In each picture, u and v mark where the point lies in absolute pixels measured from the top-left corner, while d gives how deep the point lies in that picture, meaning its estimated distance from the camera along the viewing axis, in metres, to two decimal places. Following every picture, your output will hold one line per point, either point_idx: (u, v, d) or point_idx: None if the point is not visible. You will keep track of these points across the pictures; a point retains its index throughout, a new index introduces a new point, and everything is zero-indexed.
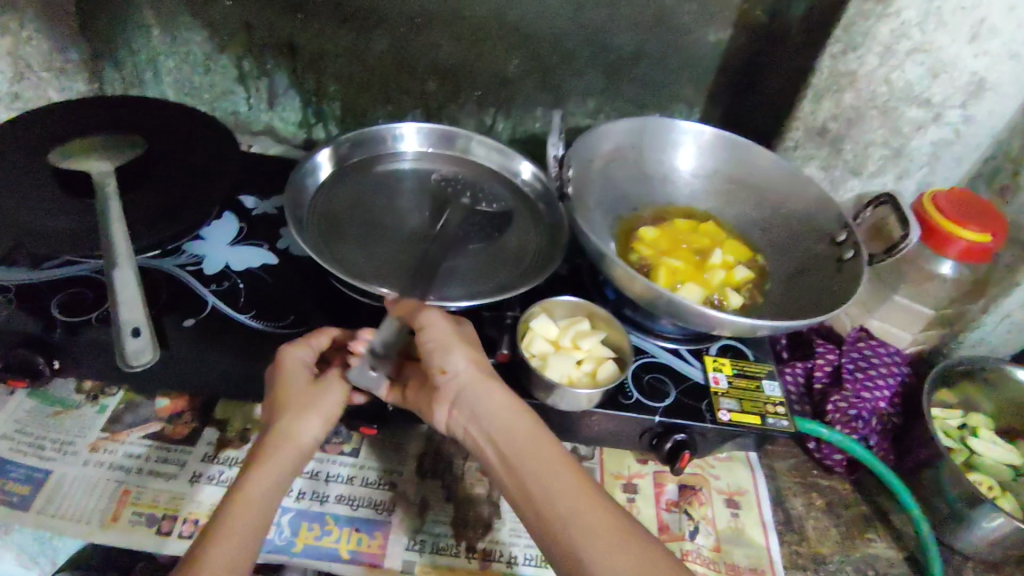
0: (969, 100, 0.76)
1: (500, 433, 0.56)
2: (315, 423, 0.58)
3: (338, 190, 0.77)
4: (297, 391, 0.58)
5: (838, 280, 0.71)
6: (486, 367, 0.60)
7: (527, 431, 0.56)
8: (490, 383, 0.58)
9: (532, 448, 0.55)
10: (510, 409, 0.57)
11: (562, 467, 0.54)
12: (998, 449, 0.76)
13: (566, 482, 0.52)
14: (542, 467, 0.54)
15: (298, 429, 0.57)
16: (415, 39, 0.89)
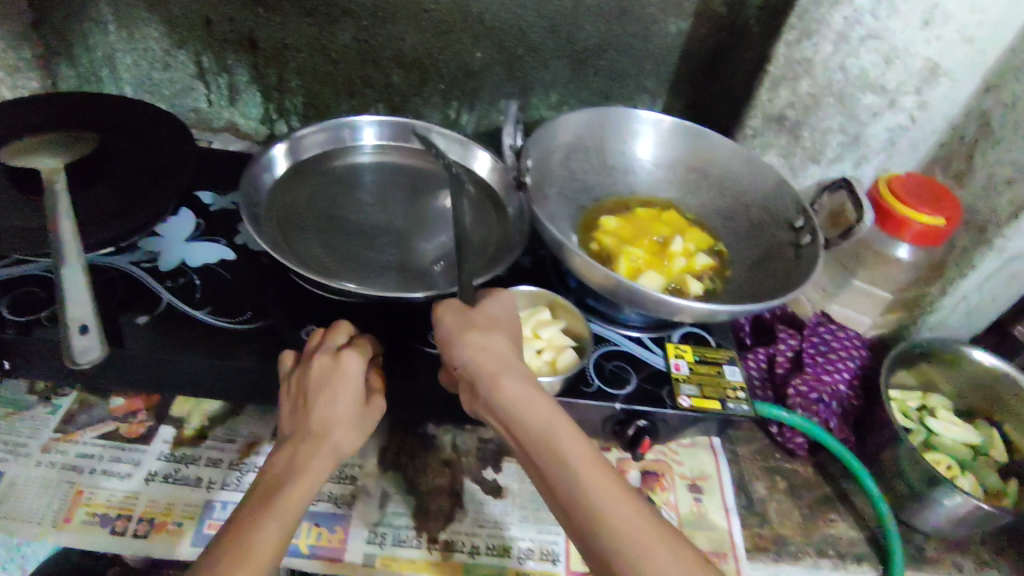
0: (923, 85, 0.77)
1: (518, 427, 0.53)
2: (355, 438, 0.57)
3: (296, 185, 0.76)
4: (346, 401, 0.57)
5: (796, 265, 0.71)
6: (505, 355, 0.55)
7: (547, 423, 0.52)
8: (506, 372, 0.54)
9: (552, 441, 0.51)
10: (532, 399, 0.53)
11: (584, 460, 0.50)
12: (956, 429, 0.78)
13: (589, 477, 0.50)
14: (565, 462, 0.50)
15: (344, 444, 0.56)
16: (376, 32, 0.87)
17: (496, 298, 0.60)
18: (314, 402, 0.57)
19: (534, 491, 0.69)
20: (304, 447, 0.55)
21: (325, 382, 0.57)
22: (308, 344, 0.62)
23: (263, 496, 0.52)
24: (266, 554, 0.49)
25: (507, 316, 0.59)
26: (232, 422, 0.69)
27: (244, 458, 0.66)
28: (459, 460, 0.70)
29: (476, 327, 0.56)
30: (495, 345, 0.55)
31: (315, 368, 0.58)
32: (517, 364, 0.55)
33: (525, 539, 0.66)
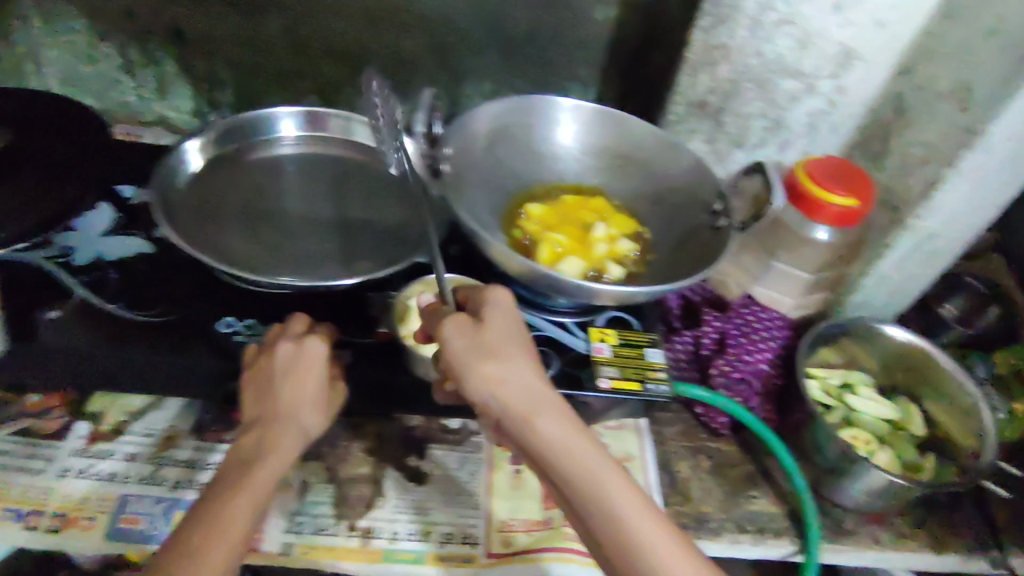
0: (839, 69, 0.78)
1: (561, 472, 0.51)
2: (320, 419, 0.59)
3: (216, 178, 0.75)
4: (309, 385, 0.59)
5: (713, 247, 0.72)
6: (533, 385, 0.53)
7: (585, 466, 0.51)
8: (536, 408, 0.52)
9: (595, 486, 0.50)
10: (570, 438, 0.52)
11: (627, 504, 0.50)
12: (874, 406, 0.79)
13: (633, 525, 0.49)
14: (609, 509, 0.50)
15: (309, 425, 0.58)
16: (304, 23, 0.87)
17: (496, 305, 0.56)
18: (281, 385, 0.58)
19: (456, 477, 0.70)
20: (270, 431, 0.56)
21: (291, 367, 0.59)
22: (269, 335, 0.63)
23: (234, 481, 0.54)
24: (236, 541, 0.51)
25: (512, 325, 0.55)
26: (151, 416, 0.69)
27: (162, 451, 0.66)
28: (383, 448, 0.70)
29: (491, 355, 0.52)
30: (517, 375, 0.52)
31: (280, 354, 0.59)
32: (544, 393, 0.53)
33: (446, 524, 0.66)
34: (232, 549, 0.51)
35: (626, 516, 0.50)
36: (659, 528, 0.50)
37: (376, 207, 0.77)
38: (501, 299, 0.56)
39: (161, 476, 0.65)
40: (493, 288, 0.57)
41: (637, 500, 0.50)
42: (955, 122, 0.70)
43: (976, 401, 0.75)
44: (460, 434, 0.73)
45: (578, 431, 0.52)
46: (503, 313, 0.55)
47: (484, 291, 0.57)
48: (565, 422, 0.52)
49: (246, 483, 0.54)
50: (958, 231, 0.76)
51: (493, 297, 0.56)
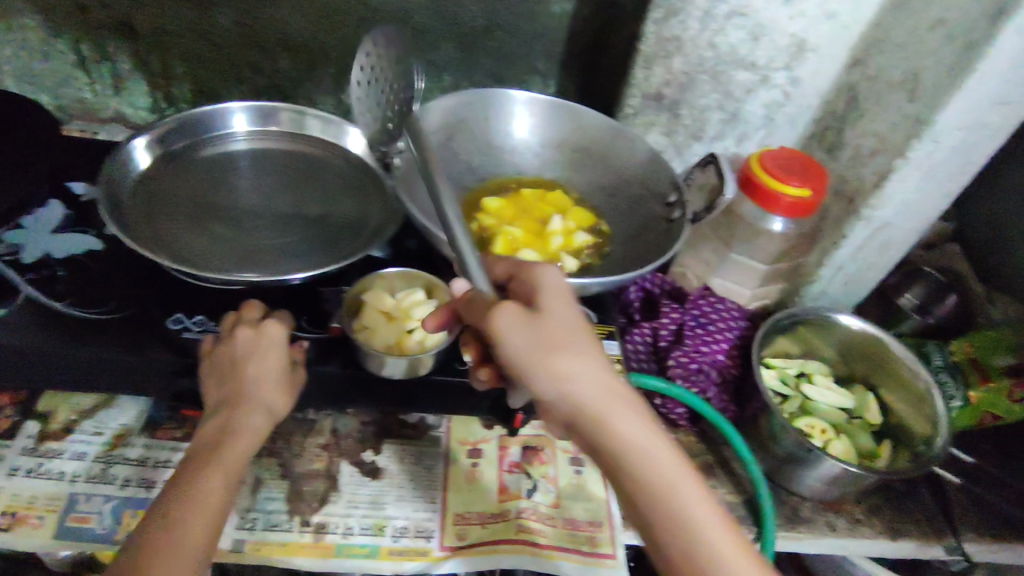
0: (792, 61, 0.79)
1: (630, 469, 0.49)
2: (286, 397, 0.62)
3: (168, 174, 0.75)
4: (273, 366, 0.62)
5: (666, 239, 0.73)
6: (602, 378, 0.50)
7: (654, 461, 0.49)
8: (604, 400, 0.50)
9: (663, 482, 0.49)
10: (639, 433, 0.50)
11: (696, 501, 0.49)
12: (830, 395, 0.80)
13: (702, 523, 0.48)
14: (678, 508, 0.48)
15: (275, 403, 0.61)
16: (258, 16, 0.86)
17: (551, 290, 0.52)
18: (246, 367, 0.61)
19: (413, 471, 0.70)
20: (238, 411, 0.60)
21: (254, 350, 0.62)
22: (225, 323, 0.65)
23: (206, 458, 0.58)
24: (216, 507, 0.55)
25: (569, 310, 0.52)
26: (102, 414, 0.69)
27: (112, 450, 0.66)
28: (338, 443, 0.70)
29: (559, 348, 0.49)
30: (584, 366, 0.50)
31: (241, 340, 0.62)
32: (611, 385, 0.50)
33: (400, 518, 0.66)
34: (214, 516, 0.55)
35: (696, 514, 0.48)
36: (724, 526, 0.48)
37: (331, 200, 0.77)
38: (555, 282, 0.53)
39: (111, 474, 0.65)
40: (544, 269, 0.53)
41: (704, 497, 0.49)
42: (904, 112, 0.71)
43: (929, 387, 0.76)
44: (418, 429, 0.73)
45: (644, 424, 0.51)
46: (558, 297, 0.52)
47: (536, 273, 0.53)
48: (631, 415, 0.50)
49: (218, 459, 0.58)
50: (909, 220, 0.77)
51: (547, 279, 0.53)
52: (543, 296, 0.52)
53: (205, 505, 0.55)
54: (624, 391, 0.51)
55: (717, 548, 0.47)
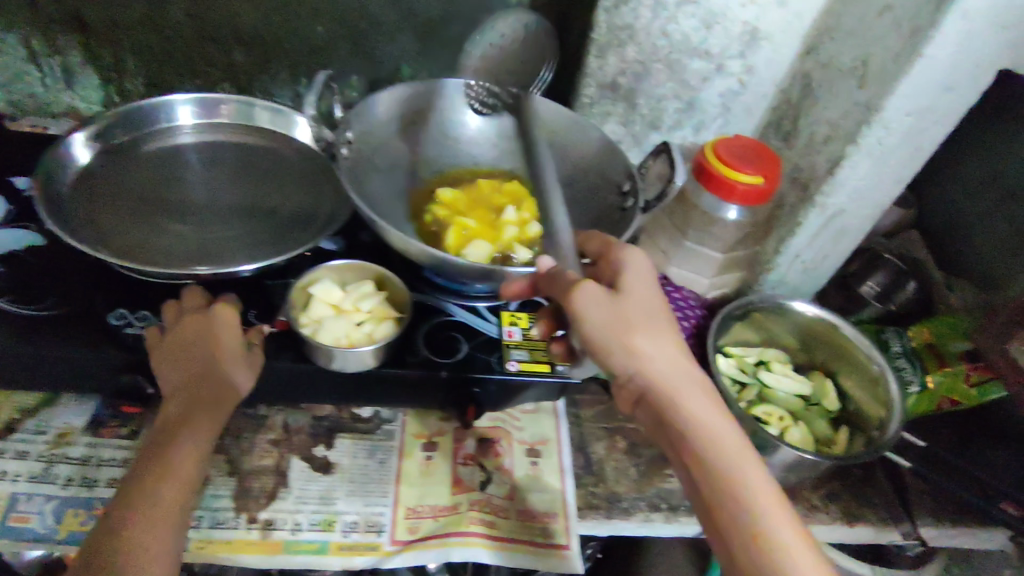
0: (745, 49, 0.79)
1: (691, 441, 0.53)
2: (242, 375, 0.61)
3: (112, 169, 0.74)
4: (224, 347, 0.61)
5: (620, 227, 0.72)
6: (675, 358, 0.55)
7: (718, 436, 0.53)
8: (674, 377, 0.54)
9: (726, 458, 0.52)
10: (704, 410, 0.54)
11: (756, 478, 0.51)
12: (788, 381, 0.80)
13: (760, 497, 0.50)
14: (735, 481, 0.51)
15: (233, 381, 0.61)
16: (209, 8, 0.84)
17: (637, 274, 0.58)
18: (197, 351, 0.61)
19: (365, 465, 0.69)
20: (199, 388, 0.60)
21: (204, 334, 0.61)
22: (173, 311, 0.64)
23: (171, 437, 0.58)
24: (184, 483, 0.57)
25: (649, 294, 0.57)
26: (44, 413, 0.68)
27: (55, 449, 0.65)
28: (289, 439, 0.70)
29: (635, 326, 0.54)
30: (657, 343, 0.54)
31: (189, 325, 0.62)
32: (683, 365, 0.55)
33: (351, 513, 0.66)
34: (185, 491, 0.57)
35: (755, 489, 0.50)
36: (785, 506, 0.50)
37: (280, 192, 0.76)
38: (642, 268, 0.59)
39: (53, 474, 0.63)
40: (634, 256, 0.59)
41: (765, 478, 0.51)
42: (855, 99, 0.71)
43: (882, 370, 0.76)
44: (370, 423, 0.73)
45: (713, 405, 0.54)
46: (643, 282, 0.58)
47: (623, 257, 0.59)
48: (700, 393, 0.54)
49: (183, 434, 0.58)
50: (863, 206, 0.77)
51: (634, 264, 0.59)
52: (628, 277, 0.57)
53: (175, 480, 0.57)
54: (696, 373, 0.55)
55: (770, 522, 0.49)
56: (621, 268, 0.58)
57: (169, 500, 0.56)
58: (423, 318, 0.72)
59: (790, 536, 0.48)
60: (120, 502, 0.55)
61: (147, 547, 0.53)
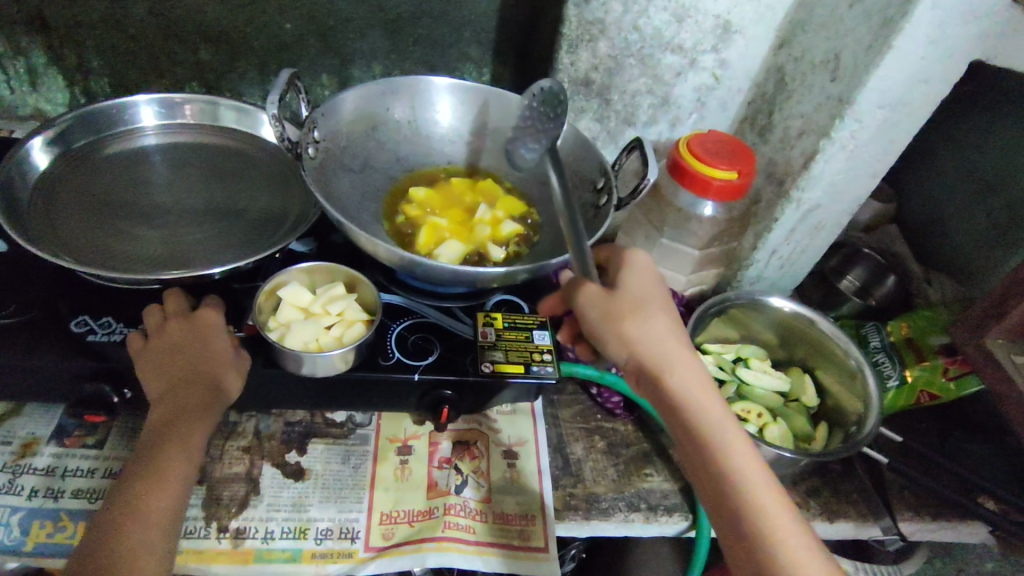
0: (719, 43, 0.78)
1: (684, 420, 0.56)
2: (231, 377, 0.61)
3: (75, 173, 0.73)
4: (213, 351, 0.61)
5: (594, 225, 0.71)
6: (671, 343, 0.58)
7: (713, 420, 0.56)
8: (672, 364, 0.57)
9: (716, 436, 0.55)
10: (697, 390, 0.57)
11: (748, 461, 0.54)
12: (766, 378, 0.80)
13: (751, 478, 0.53)
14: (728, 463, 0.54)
15: (223, 383, 0.60)
16: (174, 6, 0.83)
17: (635, 270, 0.61)
18: (184, 354, 0.60)
19: (339, 470, 0.68)
20: (185, 389, 0.59)
21: (191, 338, 0.61)
22: (155, 313, 0.63)
23: (161, 438, 0.57)
24: (177, 485, 0.56)
25: (648, 289, 0.60)
26: (9, 423, 0.66)
27: (19, 459, 0.64)
28: (261, 445, 0.68)
29: (631, 316, 0.57)
30: (655, 334, 0.57)
31: (174, 329, 0.61)
32: (679, 352, 0.58)
33: (325, 520, 0.64)
34: (177, 494, 0.56)
35: (746, 471, 0.54)
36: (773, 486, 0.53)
37: (248, 192, 0.75)
38: (640, 263, 0.61)
39: (18, 485, 0.62)
40: (632, 252, 0.62)
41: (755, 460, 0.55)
42: (828, 92, 0.71)
43: (860, 365, 0.76)
44: (344, 428, 0.71)
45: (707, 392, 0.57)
46: (642, 277, 0.61)
47: (623, 254, 0.62)
48: (697, 381, 0.57)
49: (175, 433, 0.57)
50: (839, 200, 0.77)
51: (633, 261, 0.61)
52: (627, 273, 0.60)
53: (164, 483, 0.55)
54: (694, 361, 0.58)
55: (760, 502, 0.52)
56: (621, 264, 0.61)
57: (161, 505, 0.55)
58: (396, 320, 0.71)
59: (778, 515, 0.52)
60: (113, 502, 0.54)
61: (145, 551, 0.52)
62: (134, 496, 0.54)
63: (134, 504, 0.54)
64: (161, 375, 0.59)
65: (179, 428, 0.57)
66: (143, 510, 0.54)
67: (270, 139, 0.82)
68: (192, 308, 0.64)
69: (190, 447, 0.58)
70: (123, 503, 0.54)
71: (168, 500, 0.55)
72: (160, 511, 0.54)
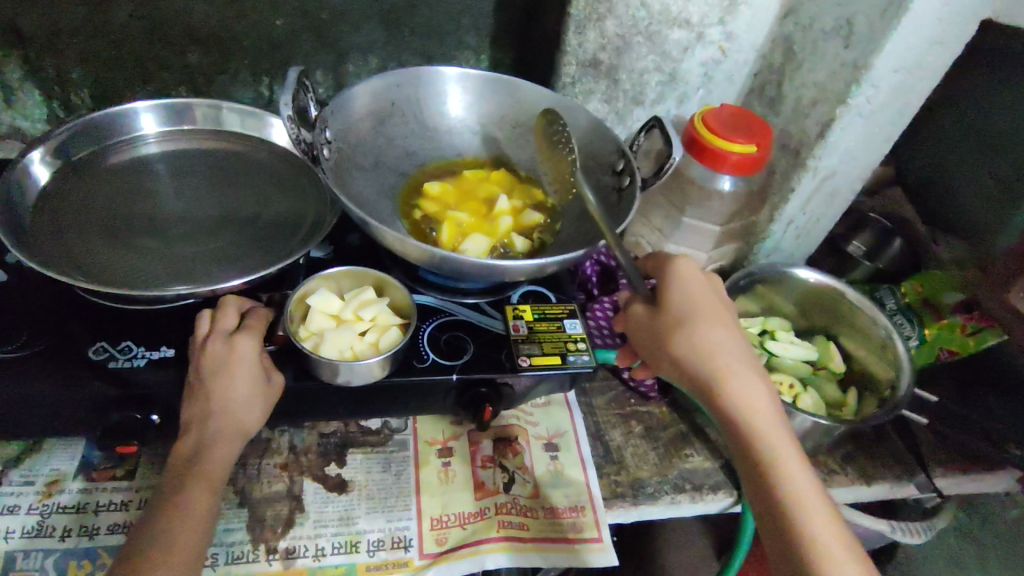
0: (726, 15, 0.77)
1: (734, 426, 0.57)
2: (258, 414, 0.58)
3: (74, 187, 0.69)
4: (240, 383, 0.57)
5: (618, 209, 0.69)
6: (727, 352, 0.58)
7: (764, 429, 0.56)
8: (722, 372, 0.58)
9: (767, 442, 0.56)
10: (753, 398, 0.58)
11: (798, 474, 0.54)
12: (794, 348, 0.80)
13: (799, 493, 0.53)
14: (776, 474, 0.54)
15: (247, 421, 0.57)
16: (157, 8, 0.78)
17: (685, 279, 0.62)
18: (211, 383, 0.57)
19: (382, 479, 0.66)
20: (208, 423, 0.56)
21: (219, 367, 0.57)
22: (195, 333, 0.60)
23: (183, 474, 0.54)
24: (200, 522, 0.53)
25: (705, 299, 0.61)
26: (30, 461, 0.62)
27: (46, 499, 0.60)
28: (298, 460, 0.66)
29: (681, 328, 0.59)
30: (710, 342, 0.58)
31: (208, 355, 0.58)
32: (737, 361, 0.59)
33: (374, 531, 0.63)
34: (202, 530, 0.53)
35: (794, 484, 0.54)
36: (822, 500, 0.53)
37: (261, 198, 0.72)
38: (689, 273, 0.62)
39: (49, 526, 0.58)
40: (683, 262, 0.62)
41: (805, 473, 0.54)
42: (841, 59, 0.70)
43: (889, 334, 0.76)
44: (381, 435, 0.70)
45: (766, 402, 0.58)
46: (695, 287, 0.61)
47: (673, 263, 0.63)
48: (750, 390, 0.58)
49: (200, 468, 0.55)
50: (854, 167, 0.77)
51: (684, 270, 0.62)
52: (675, 282, 0.61)
53: (191, 517, 0.52)
54: (748, 369, 0.59)
55: (806, 517, 0.52)
56: (670, 273, 0.62)
57: (185, 538, 0.52)
58: (427, 321, 0.69)
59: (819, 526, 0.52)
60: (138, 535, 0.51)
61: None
62: (158, 531, 0.51)
63: (161, 538, 0.51)
64: (192, 407, 0.57)
65: (204, 463, 0.55)
66: (167, 544, 0.51)
67: (278, 142, 0.79)
68: (234, 328, 0.61)
69: (214, 481, 0.55)
70: (148, 539, 0.51)
71: (193, 535, 0.52)
72: (185, 546, 0.51)
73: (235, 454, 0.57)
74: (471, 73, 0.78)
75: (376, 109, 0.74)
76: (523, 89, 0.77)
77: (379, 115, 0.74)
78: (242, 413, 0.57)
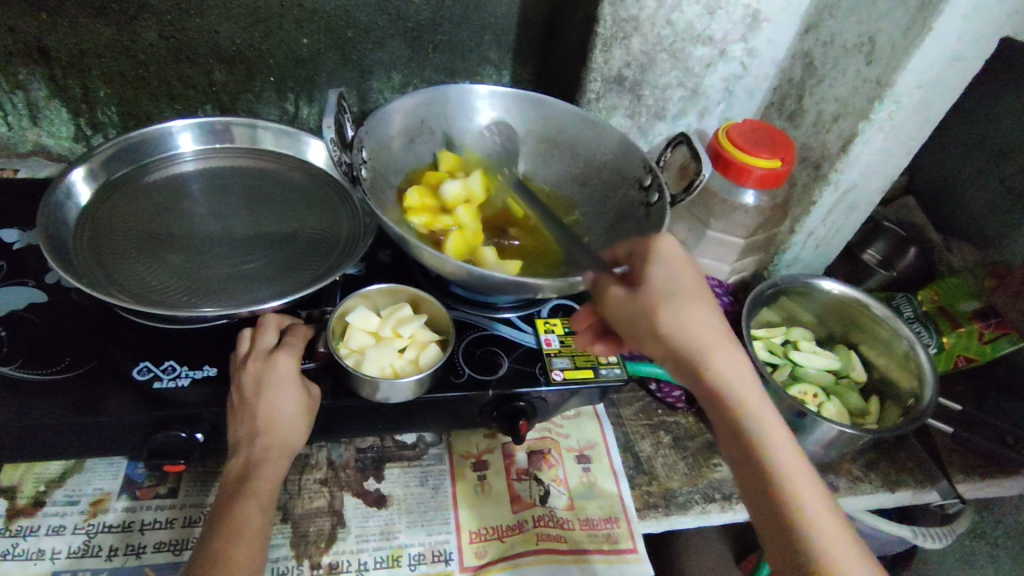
0: (748, 32, 0.79)
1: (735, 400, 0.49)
2: (300, 433, 0.58)
3: (111, 206, 0.69)
4: (283, 404, 0.57)
5: (648, 224, 0.69)
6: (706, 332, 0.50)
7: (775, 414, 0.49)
8: (716, 350, 0.49)
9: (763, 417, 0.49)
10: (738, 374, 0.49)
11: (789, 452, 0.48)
12: (817, 358, 0.82)
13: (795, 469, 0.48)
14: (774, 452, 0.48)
15: (290, 439, 0.58)
16: (185, 27, 0.79)
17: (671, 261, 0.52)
18: (254, 404, 0.57)
19: (420, 493, 0.67)
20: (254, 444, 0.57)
21: (260, 388, 0.57)
22: (236, 351, 0.61)
23: (234, 495, 0.55)
24: (253, 542, 0.54)
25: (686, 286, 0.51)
26: (73, 481, 0.63)
27: (92, 518, 0.61)
28: (338, 476, 0.67)
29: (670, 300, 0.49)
30: (689, 317, 0.49)
31: (249, 377, 0.58)
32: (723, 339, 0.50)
33: (416, 544, 0.64)
34: (255, 549, 0.54)
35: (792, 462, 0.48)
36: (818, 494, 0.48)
37: (294, 216, 0.73)
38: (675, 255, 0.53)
39: (95, 546, 0.59)
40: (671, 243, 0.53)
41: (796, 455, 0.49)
42: (863, 76, 0.71)
43: (912, 345, 0.78)
44: (417, 449, 0.71)
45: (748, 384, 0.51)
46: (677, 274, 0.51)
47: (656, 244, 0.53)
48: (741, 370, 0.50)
49: (249, 488, 0.55)
50: (875, 180, 0.79)
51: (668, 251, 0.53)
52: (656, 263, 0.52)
53: (243, 536, 0.53)
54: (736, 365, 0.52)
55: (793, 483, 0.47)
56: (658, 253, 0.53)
57: (241, 557, 0.52)
58: (462, 336, 0.70)
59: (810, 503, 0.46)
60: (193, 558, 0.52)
61: None
62: (213, 553, 0.52)
63: (214, 560, 0.51)
64: (239, 428, 0.57)
65: (253, 481, 0.56)
66: (222, 565, 0.51)
67: (310, 161, 0.80)
68: (273, 347, 0.61)
69: (264, 499, 0.56)
70: (202, 561, 0.51)
71: (249, 555, 0.53)
72: (240, 566, 0.52)
73: (281, 472, 0.58)
74: (497, 90, 0.79)
75: (404, 126, 0.75)
76: (550, 105, 0.79)
77: (407, 133, 0.75)
78: (286, 433, 0.57)
